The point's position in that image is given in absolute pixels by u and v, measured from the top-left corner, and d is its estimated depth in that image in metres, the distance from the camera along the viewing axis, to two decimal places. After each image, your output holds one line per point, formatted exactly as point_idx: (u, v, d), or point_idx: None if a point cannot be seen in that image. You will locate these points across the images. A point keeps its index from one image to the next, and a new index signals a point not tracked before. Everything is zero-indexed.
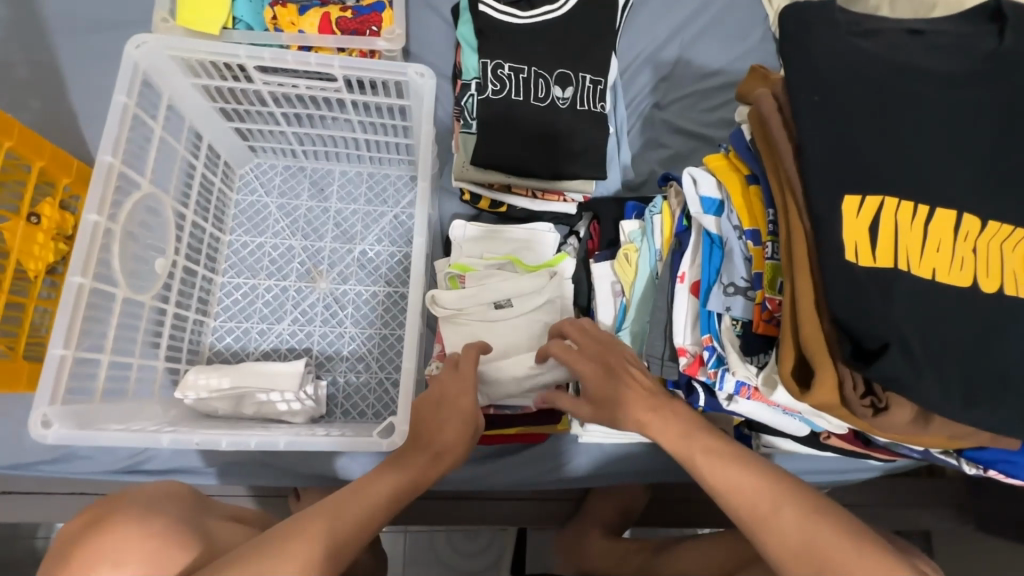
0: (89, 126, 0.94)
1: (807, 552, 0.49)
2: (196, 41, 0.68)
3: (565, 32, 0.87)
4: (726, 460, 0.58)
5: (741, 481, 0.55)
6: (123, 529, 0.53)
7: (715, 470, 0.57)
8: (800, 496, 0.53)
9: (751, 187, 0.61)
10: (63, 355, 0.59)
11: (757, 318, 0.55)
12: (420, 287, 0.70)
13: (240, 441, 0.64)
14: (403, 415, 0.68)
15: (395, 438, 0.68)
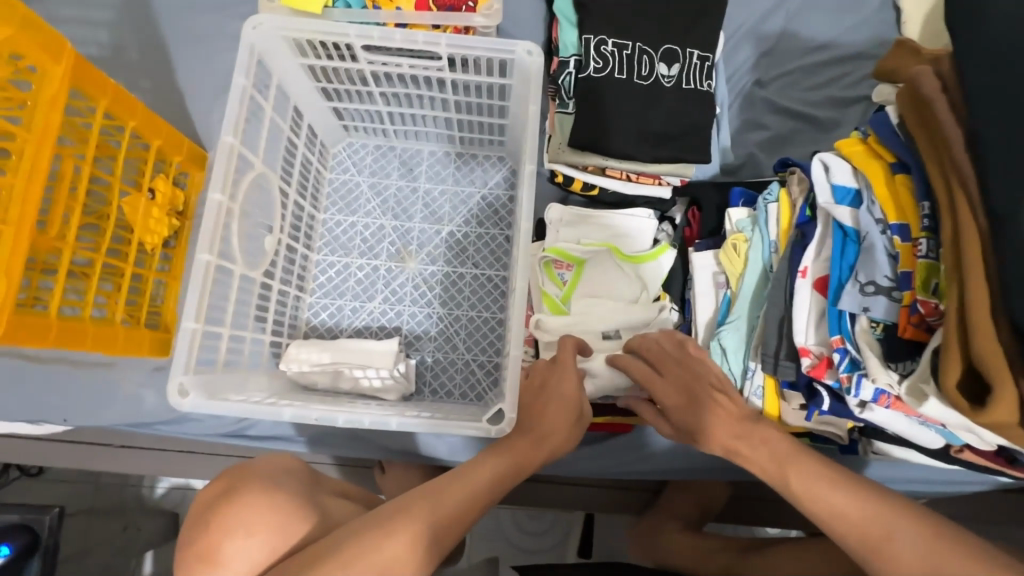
0: (195, 105, 0.98)
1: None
2: (308, 20, 0.68)
3: (672, 4, 0.82)
4: (826, 483, 0.56)
5: (849, 506, 0.54)
6: (252, 506, 0.56)
7: (816, 495, 0.56)
8: (912, 517, 0.52)
9: (897, 177, 0.55)
10: (195, 329, 0.64)
11: (904, 322, 0.50)
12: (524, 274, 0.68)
13: (354, 419, 0.67)
14: (511, 403, 0.65)
15: (503, 426, 0.65)
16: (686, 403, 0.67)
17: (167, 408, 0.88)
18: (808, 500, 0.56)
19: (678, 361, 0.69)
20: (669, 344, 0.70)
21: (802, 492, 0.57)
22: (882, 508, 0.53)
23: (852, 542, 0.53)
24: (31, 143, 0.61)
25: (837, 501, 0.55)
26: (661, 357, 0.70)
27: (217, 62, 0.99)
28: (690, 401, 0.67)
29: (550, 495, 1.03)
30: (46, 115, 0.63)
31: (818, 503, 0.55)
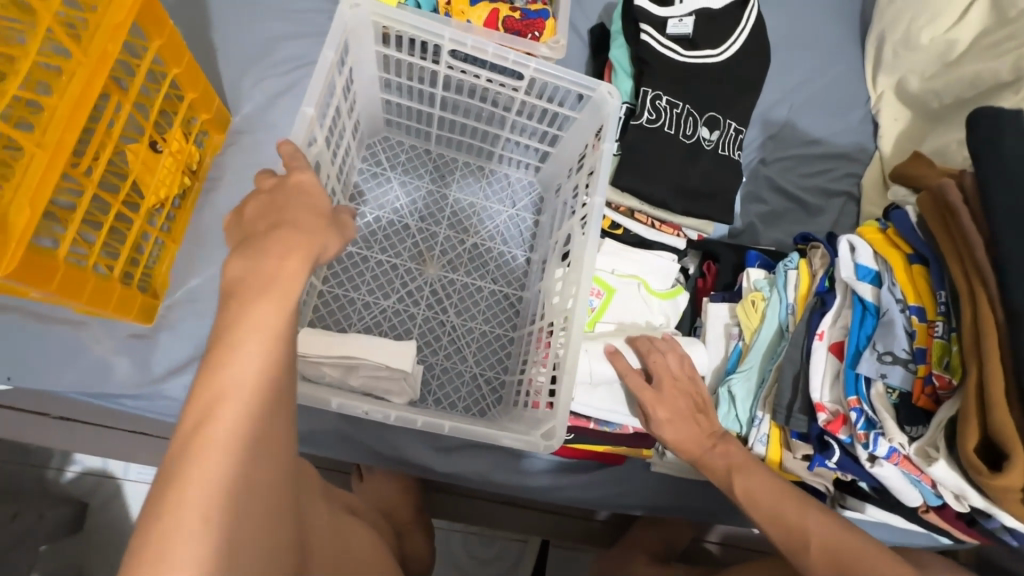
0: (228, 66, 0.93)
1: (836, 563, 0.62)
2: (405, 13, 0.68)
3: (719, 78, 0.90)
4: (767, 483, 0.68)
5: (783, 510, 0.66)
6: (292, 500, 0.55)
7: (761, 502, 0.67)
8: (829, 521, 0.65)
9: (915, 267, 0.64)
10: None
11: (919, 391, 0.59)
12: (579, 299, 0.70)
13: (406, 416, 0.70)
14: (563, 415, 0.68)
15: (551, 440, 0.69)
16: (671, 406, 0.73)
17: (137, 381, 0.79)
18: (750, 496, 0.67)
19: (678, 372, 0.76)
20: (671, 357, 0.77)
21: (748, 486, 0.68)
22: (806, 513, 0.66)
23: (779, 541, 0.66)
24: (85, 68, 0.56)
25: (765, 496, 0.67)
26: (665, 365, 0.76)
27: (261, 27, 0.95)
28: (681, 407, 0.73)
29: (524, 519, 1.03)
30: (103, 42, 0.57)
31: (755, 502, 0.67)
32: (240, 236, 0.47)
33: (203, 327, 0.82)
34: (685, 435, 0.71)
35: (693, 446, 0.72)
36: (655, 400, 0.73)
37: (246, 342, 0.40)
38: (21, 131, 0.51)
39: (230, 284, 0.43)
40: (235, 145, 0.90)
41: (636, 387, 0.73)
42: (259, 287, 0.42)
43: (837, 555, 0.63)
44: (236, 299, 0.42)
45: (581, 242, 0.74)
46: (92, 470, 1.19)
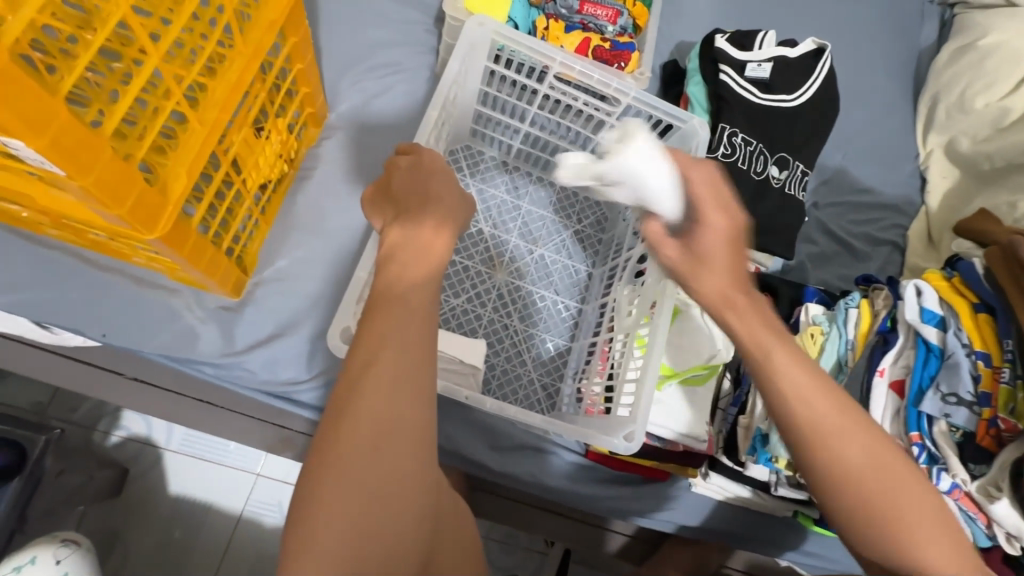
0: (330, 65, 0.99)
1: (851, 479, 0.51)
2: (523, 35, 0.74)
3: (790, 122, 0.96)
4: (805, 374, 0.53)
5: (829, 411, 0.52)
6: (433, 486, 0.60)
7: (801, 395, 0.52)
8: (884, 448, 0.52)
9: (982, 316, 0.68)
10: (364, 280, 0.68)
11: (983, 432, 0.62)
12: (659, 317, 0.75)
13: (501, 406, 0.71)
14: (642, 421, 0.71)
15: (628, 443, 0.70)
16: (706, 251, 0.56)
17: (220, 351, 0.83)
18: (782, 385, 0.53)
19: (722, 203, 0.57)
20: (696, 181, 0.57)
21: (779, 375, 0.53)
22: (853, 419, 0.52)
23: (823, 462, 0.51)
24: (243, 57, 0.61)
25: (818, 406, 0.52)
26: (702, 193, 0.56)
27: (362, 34, 1.02)
28: (713, 248, 0.56)
29: (559, 527, 1.05)
30: (258, 36, 0.63)
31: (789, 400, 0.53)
32: (393, 210, 0.63)
33: (286, 305, 0.87)
34: (714, 289, 0.56)
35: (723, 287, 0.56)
36: (715, 238, 0.56)
37: (397, 297, 0.54)
38: (190, 106, 0.57)
39: (390, 252, 0.58)
40: (329, 139, 0.96)
41: (655, 236, 0.59)
42: (410, 261, 0.57)
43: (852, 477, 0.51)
44: (393, 260, 0.57)
45: (663, 267, 0.78)
46: (136, 436, 1.22)
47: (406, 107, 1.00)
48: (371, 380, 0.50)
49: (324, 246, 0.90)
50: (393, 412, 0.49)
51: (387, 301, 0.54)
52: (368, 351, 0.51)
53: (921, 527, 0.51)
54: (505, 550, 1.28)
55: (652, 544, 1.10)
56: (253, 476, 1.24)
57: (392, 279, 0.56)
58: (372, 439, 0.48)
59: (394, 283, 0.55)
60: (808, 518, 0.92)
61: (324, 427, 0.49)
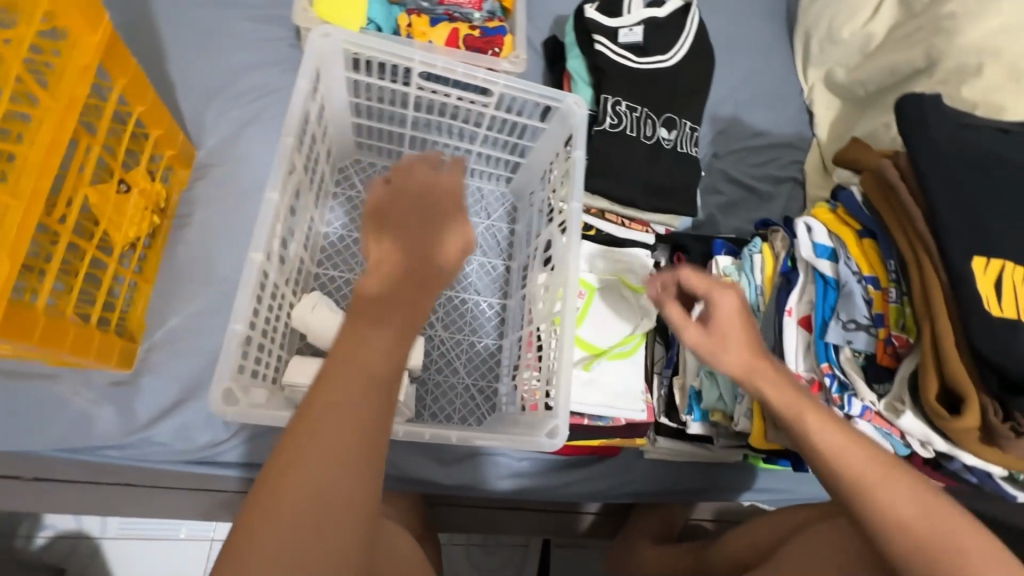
0: (187, 98, 0.91)
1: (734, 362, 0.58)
2: (376, 40, 0.69)
3: (670, 82, 0.96)
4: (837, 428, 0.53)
5: (848, 446, 0.52)
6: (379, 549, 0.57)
7: (824, 431, 0.53)
8: (856, 439, 0.52)
9: (866, 241, 0.71)
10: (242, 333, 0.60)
11: (881, 350, 0.65)
12: (568, 298, 0.74)
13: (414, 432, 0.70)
14: (564, 419, 0.71)
15: (555, 440, 0.71)
16: (732, 332, 0.59)
17: (121, 431, 0.76)
18: (817, 438, 0.53)
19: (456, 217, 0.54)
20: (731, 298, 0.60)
21: (814, 431, 0.53)
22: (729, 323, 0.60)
23: (837, 473, 0.52)
24: (52, 115, 0.54)
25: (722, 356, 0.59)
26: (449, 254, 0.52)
27: (216, 58, 0.94)
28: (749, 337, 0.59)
29: (526, 522, 1.04)
30: (71, 88, 0.57)
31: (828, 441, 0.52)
32: (396, 251, 0.49)
33: (187, 366, 0.80)
34: (739, 359, 0.58)
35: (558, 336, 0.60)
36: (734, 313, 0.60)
37: (357, 352, 0.43)
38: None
39: (362, 296, 0.46)
40: (202, 179, 0.88)
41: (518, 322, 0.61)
42: (381, 309, 0.45)
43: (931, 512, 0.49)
44: (357, 314, 0.45)
45: (564, 244, 0.77)
46: (67, 532, 1.12)
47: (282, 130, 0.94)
48: (319, 462, 0.40)
49: (217, 295, 0.83)
50: (335, 504, 0.40)
51: (354, 360, 0.43)
52: (311, 420, 0.41)
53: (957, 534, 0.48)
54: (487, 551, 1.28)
55: (621, 515, 1.12)
56: (208, 542, 1.16)
57: (365, 336, 0.44)
58: (289, 545, 0.38)
59: (362, 340, 0.44)
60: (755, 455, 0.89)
61: (247, 514, 0.39)
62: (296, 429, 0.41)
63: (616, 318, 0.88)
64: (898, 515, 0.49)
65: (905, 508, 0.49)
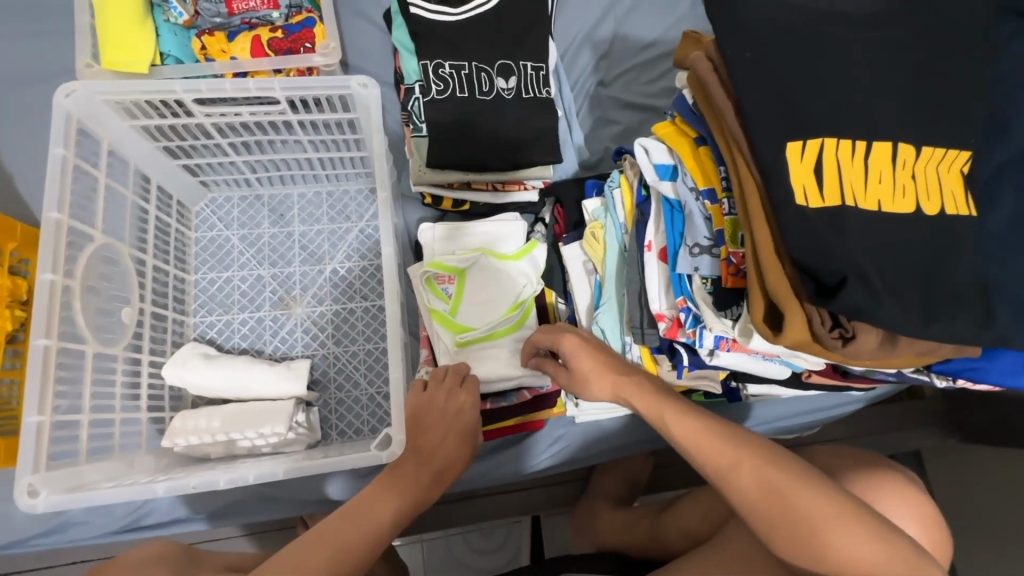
0: (25, 183, 0.89)
1: (697, 445, 0.56)
2: (127, 82, 0.68)
3: (499, 25, 0.88)
4: (697, 425, 0.57)
5: (705, 437, 0.56)
6: None
7: (682, 427, 0.57)
8: (710, 431, 0.56)
9: (701, 148, 0.62)
10: (40, 422, 0.59)
11: (725, 273, 0.56)
12: (394, 292, 0.70)
13: (236, 478, 0.64)
14: (398, 425, 0.65)
15: (393, 449, 0.65)
16: (450, 407, 0.71)
17: (39, 519, 0.79)
18: (676, 436, 0.58)
19: (597, 355, 0.67)
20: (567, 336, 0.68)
21: (674, 430, 0.58)
22: (679, 406, 0.60)
23: (700, 467, 0.56)
24: None
25: (680, 432, 0.58)
26: (573, 352, 0.67)
27: (43, 135, 0.91)
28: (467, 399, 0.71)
29: (486, 509, 1.03)
30: None
31: (688, 439, 0.57)
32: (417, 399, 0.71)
33: None
34: (602, 391, 0.66)
35: (602, 373, 0.66)
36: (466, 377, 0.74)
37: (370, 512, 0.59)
38: None
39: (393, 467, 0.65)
40: None
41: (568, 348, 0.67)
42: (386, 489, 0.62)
43: (776, 485, 0.52)
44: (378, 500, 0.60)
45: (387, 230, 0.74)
46: None
47: None
48: (330, 555, 0.52)
49: None
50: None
51: (369, 511, 0.59)
52: (317, 532, 0.55)
53: (840, 524, 0.50)
54: (481, 534, 1.17)
55: (585, 478, 1.09)
56: None
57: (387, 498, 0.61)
58: None
59: (374, 506, 0.60)
60: (699, 395, 0.82)
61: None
62: (322, 531, 0.55)
63: (495, 291, 0.84)
64: (748, 495, 0.52)
65: (755, 492, 0.52)
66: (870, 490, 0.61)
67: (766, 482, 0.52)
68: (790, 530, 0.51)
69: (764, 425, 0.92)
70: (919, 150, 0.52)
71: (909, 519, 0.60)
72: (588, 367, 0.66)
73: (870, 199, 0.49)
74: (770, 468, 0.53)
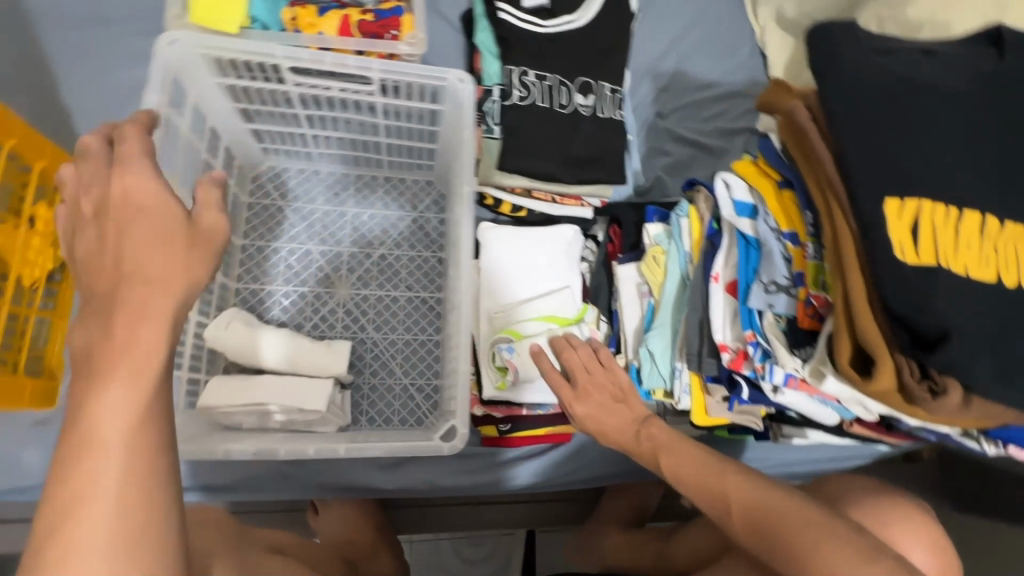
0: (84, 125, 0.88)
1: (691, 480, 0.61)
2: (231, 40, 0.67)
3: (582, 44, 0.90)
4: (690, 457, 0.63)
5: (693, 468, 0.61)
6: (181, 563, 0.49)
7: (674, 461, 0.64)
8: (703, 463, 0.61)
9: (785, 192, 0.65)
10: None
11: (802, 314, 0.59)
12: (468, 286, 0.71)
13: (296, 450, 0.67)
14: (463, 417, 0.67)
15: (456, 442, 0.67)
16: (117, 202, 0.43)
17: (51, 468, 0.76)
18: (670, 468, 0.64)
19: (608, 415, 0.71)
20: (585, 349, 0.75)
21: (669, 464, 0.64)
22: (674, 437, 0.66)
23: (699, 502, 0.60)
24: None
25: (686, 468, 0.62)
26: (587, 411, 0.72)
27: (110, 77, 0.90)
28: (138, 196, 0.43)
29: (493, 516, 1.02)
30: None
31: (685, 478, 0.62)
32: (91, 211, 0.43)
33: None
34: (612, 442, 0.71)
35: (612, 434, 0.71)
36: (157, 192, 0.44)
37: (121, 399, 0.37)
38: None
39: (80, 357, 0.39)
40: None
41: (584, 411, 0.72)
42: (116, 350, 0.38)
43: (761, 519, 0.54)
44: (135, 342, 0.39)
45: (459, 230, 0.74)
46: None
47: None
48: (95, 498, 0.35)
49: None
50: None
51: (104, 408, 0.37)
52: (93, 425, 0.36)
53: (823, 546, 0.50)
54: (470, 543, 1.09)
55: (593, 497, 1.09)
56: None
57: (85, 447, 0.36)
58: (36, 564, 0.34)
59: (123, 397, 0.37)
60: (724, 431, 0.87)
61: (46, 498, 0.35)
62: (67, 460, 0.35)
63: None
64: (738, 532, 0.56)
65: (743, 525, 0.55)
66: (877, 519, 0.61)
67: (752, 515, 0.55)
68: (777, 558, 0.52)
69: (782, 469, 0.94)
70: (1002, 225, 0.55)
71: (917, 548, 0.59)
72: (603, 428, 0.71)
73: (960, 263, 0.52)
74: (757, 500, 0.56)
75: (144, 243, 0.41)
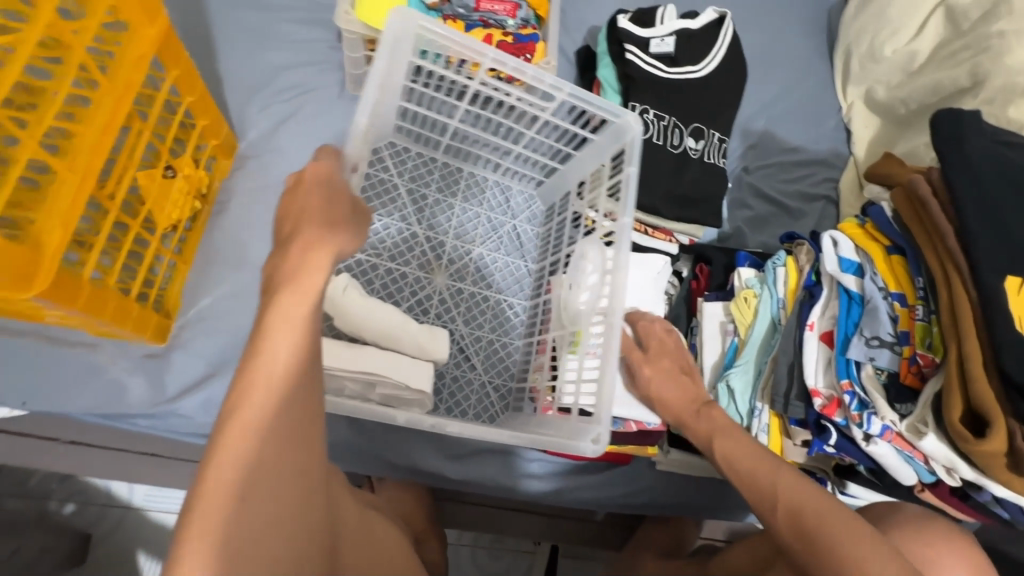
0: (233, 94, 0.96)
1: (741, 472, 0.67)
2: (453, 31, 0.75)
3: (697, 94, 0.97)
4: (747, 449, 0.68)
5: (746, 461, 0.67)
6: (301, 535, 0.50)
7: (726, 455, 0.69)
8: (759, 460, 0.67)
9: (894, 257, 0.69)
10: None
11: (905, 370, 0.64)
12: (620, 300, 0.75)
13: (465, 429, 0.71)
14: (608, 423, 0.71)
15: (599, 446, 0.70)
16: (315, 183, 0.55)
17: (150, 401, 0.80)
18: (728, 458, 0.69)
19: (671, 385, 0.78)
20: (660, 324, 0.83)
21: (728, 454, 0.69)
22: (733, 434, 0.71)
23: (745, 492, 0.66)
24: (111, 98, 0.59)
25: (738, 459, 0.68)
26: (651, 377, 0.78)
27: (262, 56, 0.99)
28: (316, 204, 0.53)
29: (533, 526, 1.04)
30: (128, 71, 0.62)
31: (736, 466, 0.68)
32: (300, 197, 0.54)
33: (213, 343, 0.84)
34: (665, 412, 0.77)
35: (670, 405, 0.77)
36: (332, 205, 0.54)
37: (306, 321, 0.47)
38: (56, 156, 0.55)
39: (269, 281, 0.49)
40: (242, 170, 0.93)
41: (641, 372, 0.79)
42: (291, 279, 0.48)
43: (801, 511, 0.60)
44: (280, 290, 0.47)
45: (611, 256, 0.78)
46: (94, 497, 1.17)
47: (317, 127, 0.98)
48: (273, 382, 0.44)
49: (242, 281, 0.87)
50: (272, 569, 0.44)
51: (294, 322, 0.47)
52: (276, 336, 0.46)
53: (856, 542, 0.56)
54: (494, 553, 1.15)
55: (631, 526, 1.10)
56: None
57: (257, 376, 0.44)
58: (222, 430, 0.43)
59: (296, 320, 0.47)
60: None
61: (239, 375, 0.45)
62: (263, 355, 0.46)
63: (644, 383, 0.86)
64: (783, 527, 0.61)
65: (785, 520, 0.61)
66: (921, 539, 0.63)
67: (794, 508, 0.61)
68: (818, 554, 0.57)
69: None
70: None
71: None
72: (663, 396, 0.77)
73: None
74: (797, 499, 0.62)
75: (324, 210, 0.53)
